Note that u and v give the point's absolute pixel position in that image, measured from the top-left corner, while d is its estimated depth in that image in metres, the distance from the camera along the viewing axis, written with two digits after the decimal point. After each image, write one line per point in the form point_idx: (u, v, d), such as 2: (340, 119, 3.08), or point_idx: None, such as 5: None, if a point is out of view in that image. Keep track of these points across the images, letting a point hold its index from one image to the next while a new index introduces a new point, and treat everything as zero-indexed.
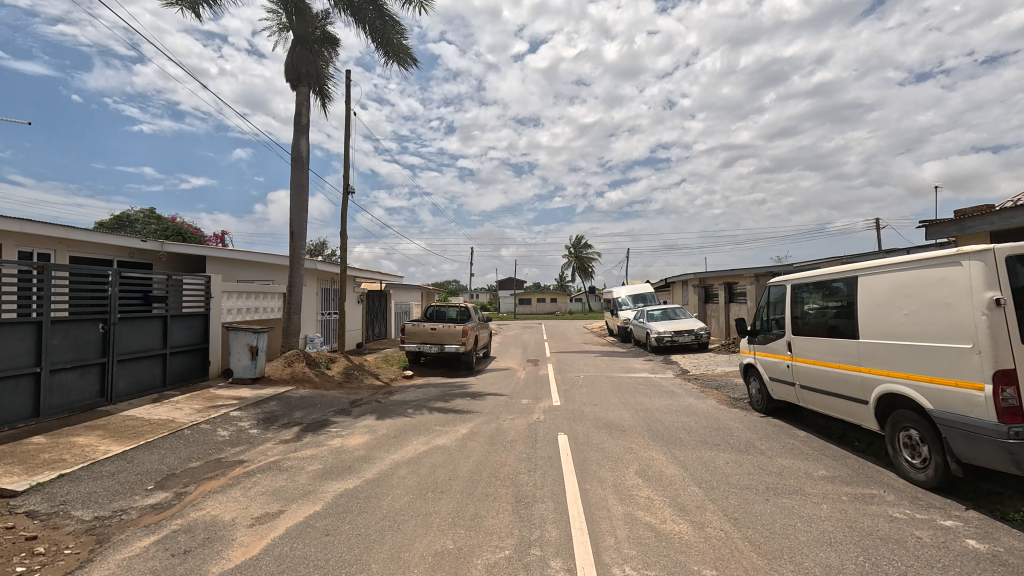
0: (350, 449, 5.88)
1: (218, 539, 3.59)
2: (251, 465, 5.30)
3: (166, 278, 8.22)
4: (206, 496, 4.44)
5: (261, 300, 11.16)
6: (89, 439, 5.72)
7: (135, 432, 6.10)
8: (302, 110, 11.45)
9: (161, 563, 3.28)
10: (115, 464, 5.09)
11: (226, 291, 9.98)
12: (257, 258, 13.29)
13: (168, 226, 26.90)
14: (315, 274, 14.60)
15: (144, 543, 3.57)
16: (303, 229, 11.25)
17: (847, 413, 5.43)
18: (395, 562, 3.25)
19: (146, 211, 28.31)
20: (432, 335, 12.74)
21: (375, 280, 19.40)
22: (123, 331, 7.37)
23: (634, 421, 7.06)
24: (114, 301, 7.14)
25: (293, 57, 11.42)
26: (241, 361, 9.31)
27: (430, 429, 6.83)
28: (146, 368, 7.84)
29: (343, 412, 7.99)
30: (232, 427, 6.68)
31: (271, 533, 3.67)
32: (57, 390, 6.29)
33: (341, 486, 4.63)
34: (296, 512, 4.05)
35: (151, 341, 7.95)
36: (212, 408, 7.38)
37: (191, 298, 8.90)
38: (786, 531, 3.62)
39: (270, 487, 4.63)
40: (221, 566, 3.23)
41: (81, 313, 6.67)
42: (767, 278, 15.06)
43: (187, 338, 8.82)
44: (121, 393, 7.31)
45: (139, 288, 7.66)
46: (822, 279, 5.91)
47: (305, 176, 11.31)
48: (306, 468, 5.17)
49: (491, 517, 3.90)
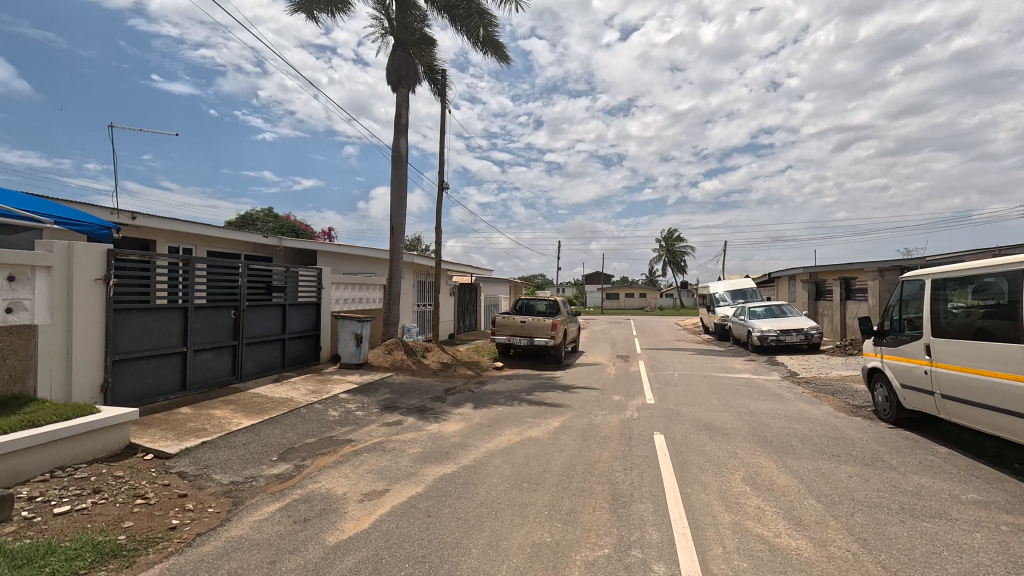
0: (447, 435, 6.09)
1: (333, 511, 3.87)
2: (359, 444, 5.68)
3: (285, 270, 9.03)
4: (321, 470, 4.82)
5: (365, 291, 11.95)
6: (224, 412, 6.43)
7: (262, 408, 6.79)
8: (401, 110, 12.01)
9: (286, 528, 3.60)
10: (246, 435, 5.69)
11: (335, 283, 10.82)
12: (360, 252, 14.25)
13: (285, 225, 29.91)
14: (411, 267, 15.32)
15: (271, 509, 3.95)
16: (402, 223, 11.81)
17: (1005, 430, 4.65)
18: (494, 549, 3.29)
19: (266, 211, 31.40)
20: (522, 328, 12.81)
21: (467, 273, 20.06)
22: (250, 317, 8.21)
23: (736, 424, 6.62)
24: (243, 290, 7.97)
25: (393, 60, 12.00)
26: (347, 348, 10.00)
27: (523, 420, 6.89)
28: (268, 351, 8.70)
29: (439, 399, 8.33)
30: (341, 408, 7.20)
31: (379, 510, 3.89)
32: (199, 368, 7.17)
33: (441, 470, 4.81)
34: (400, 492, 4.26)
35: (273, 327, 8.80)
36: (323, 390, 8.02)
37: (305, 288, 9.71)
38: (929, 559, 3.17)
39: (376, 466, 4.93)
40: (336, 536, 3.48)
41: (217, 300, 7.53)
42: (894, 274, 13.39)
43: (302, 325, 9.65)
44: (249, 373, 8.18)
45: (263, 279, 8.48)
46: (971, 273, 5.10)
47: (404, 173, 11.85)
48: (407, 451, 5.43)
49: (588, 513, 3.83)
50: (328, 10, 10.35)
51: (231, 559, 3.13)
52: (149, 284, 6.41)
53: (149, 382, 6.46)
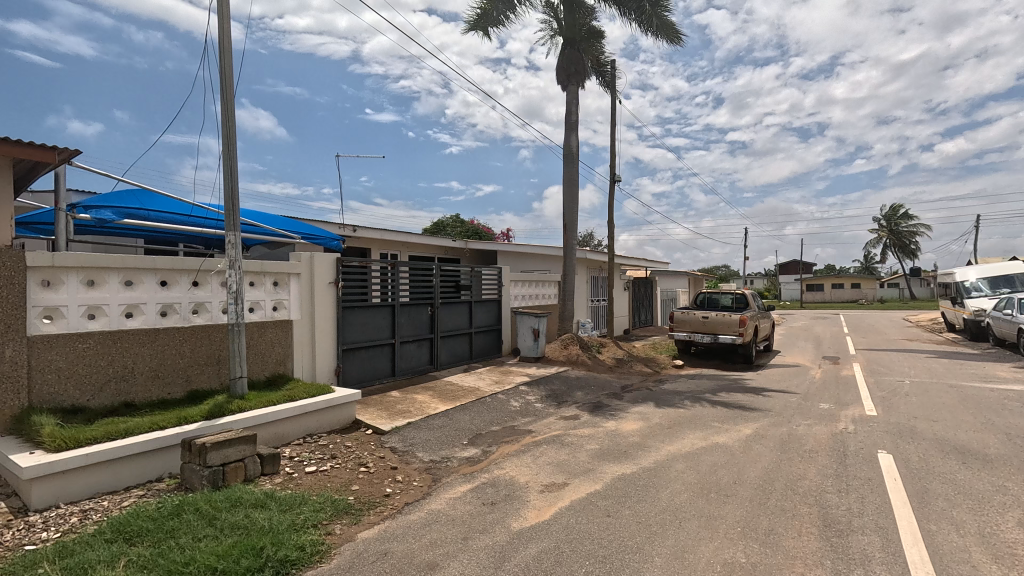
0: (625, 434, 5.95)
1: (517, 498, 4.08)
2: (539, 435, 5.90)
3: (470, 270, 9.86)
4: (505, 457, 5.13)
5: (541, 287, 12.39)
6: (425, 397, 7.27)
7: (454, 395, 7.52)
8: (572, 108, 12.13)
9: (476, 508, 3.91)
10: (442, 419, 6.34)
11: (514, 280, 11.43)
12: (535, 250, 14.85)
13: (470, 229, 32.82)
14: (585, 262, 15.42)
15: (464, 489, 4.32)
16: (575, 220, 11.94)
17: None
18: (679, 561, 3.09)
19: (455, 218, 34.86)
20: (704, 324, 11.89)
21: (641, 267, 19.44)
22: (443, 313, 9.16)
23: (1003, 450, 5.14)
24: (437, 289, 8.93)
25: (563, 59, 12.16)
26: (526, 342, 10.50)
27: (708, 424, 6.37)
28: (459, 343, 9.61)
29: (616, 396, 8.21)
30: (522, 399, 7.58)
31: (559, 502, 3.97)
32: (404, 357, 8.27)
33: (619, 469, 4.71)
34: (579, 487, 4.29)
35: (462, 322, 9.68)
36: (506, 381, 8.55)
37: (488, 286, 10.46)
38: None
39: (555, 458, 5.05)
40: (520, 522, 3.65)
41: (417, 298, 8.55)
42: None
43: (486, 320, 10.43)
44: (444, 363, 9.14)
45: (453, 278, 9.38)
46: None
47: (576, 169, 11.95)
48: (585, 446, 5.45)
49: (792, 538, 3.35)
50: (502, 22, 10.94)
51: (432, 530, 3.51)
52: (366, 286, 7.58)
53: (369, 368, 7.66)
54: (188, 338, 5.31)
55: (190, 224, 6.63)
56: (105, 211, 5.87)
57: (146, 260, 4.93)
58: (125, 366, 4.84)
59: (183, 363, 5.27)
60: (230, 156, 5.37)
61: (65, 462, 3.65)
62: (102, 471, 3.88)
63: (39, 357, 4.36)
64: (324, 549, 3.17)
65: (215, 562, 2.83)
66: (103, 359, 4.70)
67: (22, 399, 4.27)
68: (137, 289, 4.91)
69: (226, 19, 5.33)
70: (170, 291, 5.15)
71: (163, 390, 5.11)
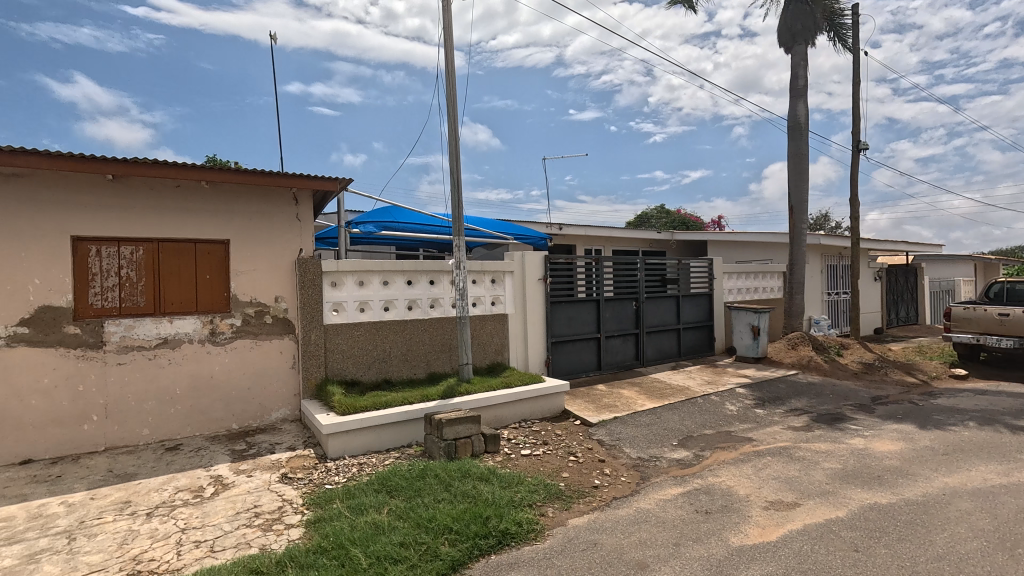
0: (877, 455, 4.91)
1: (736, 511, 3.73)
2: (761, 445, 5.28)
3: (677, 263, 9.35)
4: (721, 465, 4.73)
5: (761, 279, 11.06)
6: (631, 392, 7.17)
7: (662, 392, 7.24)
8: (798, 71, 10.48)
9: (689, 515, 3.70)
10: (649, 417, 6.17)
11: (728, 272, 10.45)
12: (753, 237, 13.33)
13: (676, 219, 31.20)
14: (817, 249, 13.22)
15: (675, 492, 4.13)
16: (804, 201, 10.32)
17: None
18: None
19: (659, 208, 33.56)
20: (1001, 323, 9.06)
21: (898, 252, 15.79)
22: (649, 308, 8.90)
23: None
24: (642, 283, 8.72)
25: (787, 17, 10.58)
26: (743, 340, 9.51)
27: (1009, 456, 4.84)
28: (666, 339, 9.23)
29: (863, 409, 6.84)
30: (739, 403, 6.89)
31: (788, 524, 3.49)
32: (609, 351, 8.31)
33: (870, 497, 3.91)
34: (814, 510, 3.70)
35: (669, 317, 9.26)
36: (720, 382, 7.88)
37: (698, 279, 9.78)
38: None
39: (782, 473, 4.45)
40: (740, 539, 3.33)
41: (621, 293, 8.49)
42: None
43: (696, 315, 9.78)
44: (650, 359, 8.89)
45: (658, 272, 9.03)
46: None
47: (805, 142, 10.31)
48: (822, 464, 4.67)
49: None
50: None
51: (641, 530, 3.45)
52: (571, 282, 7.83)
53: (576, 361, 7.91)
54: (427, 329, 6.26)
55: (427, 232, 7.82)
56: (369, 225, 7.32)
57: (397, 264, 6.00)
58: (384, 350, 5.96)
59: (424, 350, 6.24)
60: (455, 170, 6.11)
61: (348, 423, 4.68)
62: (371, 433, 4.86)
63: (331, 340, 5.68)
64: (539, 528, 3.40)
65: (451, 523, 3.28)
66: (370, 344, 5.88)
67: (322, 371, 5.63)
68: (391, 288, 6.00)
69: (451, 50, 6.08)
70: (413, 289, 6.15)
71: (410, 371, 6.14)
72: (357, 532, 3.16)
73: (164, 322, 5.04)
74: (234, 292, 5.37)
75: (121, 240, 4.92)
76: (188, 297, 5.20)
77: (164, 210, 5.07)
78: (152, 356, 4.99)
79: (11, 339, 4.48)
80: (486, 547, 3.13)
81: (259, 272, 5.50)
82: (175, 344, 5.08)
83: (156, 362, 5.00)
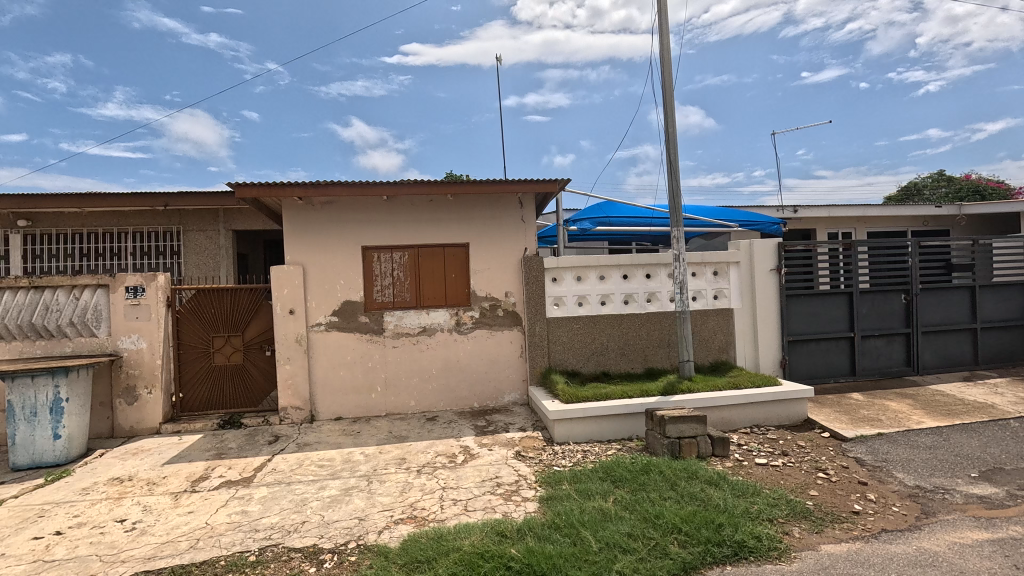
0: None
1: None
2: None
3: (971, 243, 7.24)
4: None
5: None
6: (901, 405, 5.84)
7: (950, 409, 5.70)
8: None
9: (1003, 570, 2.83)
10: (932, 437, 4.91)
11: None
12: None
13: (964, 186, 24.20)
14: None
15: (978, 537, 3.21)
16: None
17: None
18: None
19: (936, 175, 26.51)
20: None
21: None
22: (926, 302, 7.10)
23: None
24: (915, 272, 7.01)
25: None
26: None
27: None
28: (954, 342, 7.24)
29: None
30: None
31: None
32: (867, 354, 6.92)
33: None
34: None
35: (958, 314, 7.24)
36: None
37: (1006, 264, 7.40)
38: None
39: None
40: None
41: (884, 284, 6.97)
42: None
43: (1003, 311, 7.43)
44: (928, 366, 7.10)
45: (940, 256, 7.13)
46: None
47: None
48: None
49: None
50: None
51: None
52: (814, 272, 6.76)
53: (821, 364, 6.81)
54: (645, 323, 6.17)
55: (643, 225, 7.69)
56: (585, 222, 7.56)
57: (613, 258, 6.05)
58: (602, 343, 6.09)
59: (642, 344, 6.16)
60: (673, 159, 5.85)
61: (572, 411, 4.93)
62: (593, 423, 5.02)
63: (553, 333, 6.04)
64: (783, 547, 3.04)
65: (680, 524, 3.17)
66: (589, 336, 6.08)
67: (546, 360, 6.04)
68: (608, 282, 6.09)
69: (666, 33, 5.84)
70: (630, 283, 6.13)
71: (628, 365, 6.13)
72: (587, 516, 3.31)
73: (423, 313, 6.07)
74: (474, 288, 6.15)
75: (393, 247, 6.09)
76: (440, 292, 6.15)
77: (422, 221, 6.11)
78: (415, 341, 6.05)
79: (328, 325, 5.96)
80: (721, 556, 2.93)
81: (492, 270, 6.18)
82: (432, 332, 6.07)
83: (418, 346, 6.06)
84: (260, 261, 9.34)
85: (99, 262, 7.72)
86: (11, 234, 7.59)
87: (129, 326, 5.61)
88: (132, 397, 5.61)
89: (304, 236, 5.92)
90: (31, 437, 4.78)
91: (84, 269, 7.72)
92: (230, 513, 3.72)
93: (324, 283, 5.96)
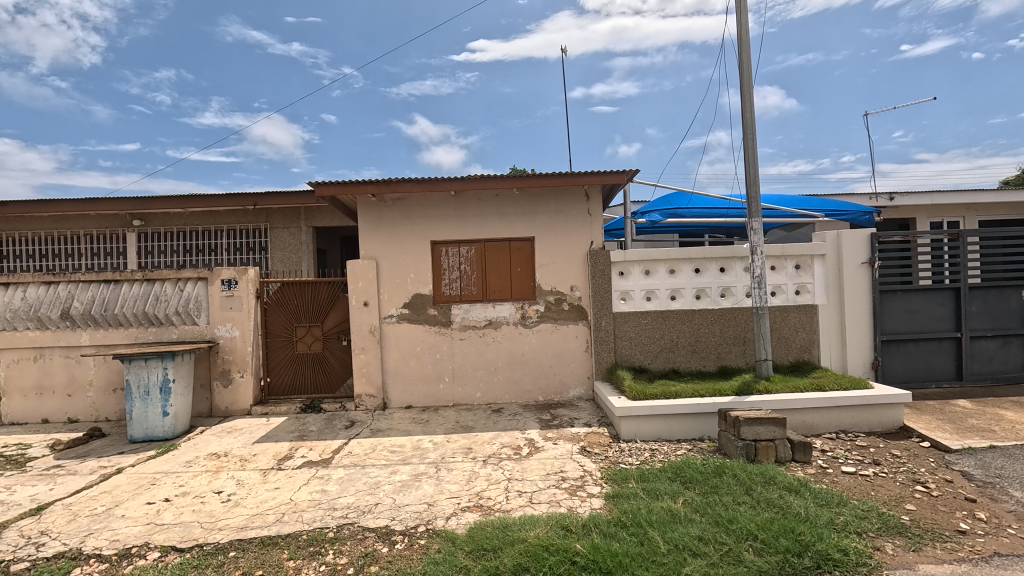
0: None
1: None
2: None
3: None
4: None
5: None
6: (1019, 416, 5.17)
7: None
8: None
9: None
10: None
11: None
12: None
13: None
14: None
15: None
16: None
17: None
18: None
19: None
20: None
21: None
22: None
23: None
24: None
25: None
26: None
27: None
28: None
29: None
30: None
31: None
32: (978, 357, 6.20)
33: None
34: None
35: None
36: None
37: None
38: None
39: None
40: None
41: (999, 278, 6.20)
42: None
43: None
44: None
45: None
46: None
47: None
48: None
49: None
50: None
51: None
52: (913, 265, 6.13)
53: (920, 367, 6.18)
54: (718, 319, 5.89)
55: (717, 217, 7.30)
56: (653, 214, 7.30)
57: (684, 251, 5.82)
58: (671, 339, 5.89)
59: (715, 341, 5.89)
60: (750, 146, 5.52)
61: (639, 409, 4.82)
62: (662, 421, 4.88)
63: (620, 328, 5.92)
64: (873, 563, 2.80)
65: (756, 531, 3.01)
66: (657, 333, 5.90)
67: (612, 356, 5.93)
68: (679, 276, 5.87)
69: (744, 12, 5.50)
70: (702, 277, 5.87)
71: (700, 363, 5.89)
72: (654, 516, 3.22)
73: (489, 306, 6.15)
74: (539, 282, 6.15)
75: (460, 241, 6.22)
76: (506, 286, 6.21)
77: (488, 215, 6.18)
78: (482, 334, 6.16)
79: (400, 317, 6.19)
80: (802, 567, 2.75)
81: (557, 263, 6.15)
82: (498, 325, 6.15)
83: (485, 339, 6.16)
84: (336, 256, 9.87)
85: (199, 258, 8.49)
86: (128, 233, 8.51)
87: (224, 316, 6.13)
88: (227, 380, 6.14)
89: (377, 232, 6.18)
90: (145, 413, 5.36)
91: (188, 264, 8.52)
92: (312, 491, 3.98)
93: (395, 277, 6.20)
